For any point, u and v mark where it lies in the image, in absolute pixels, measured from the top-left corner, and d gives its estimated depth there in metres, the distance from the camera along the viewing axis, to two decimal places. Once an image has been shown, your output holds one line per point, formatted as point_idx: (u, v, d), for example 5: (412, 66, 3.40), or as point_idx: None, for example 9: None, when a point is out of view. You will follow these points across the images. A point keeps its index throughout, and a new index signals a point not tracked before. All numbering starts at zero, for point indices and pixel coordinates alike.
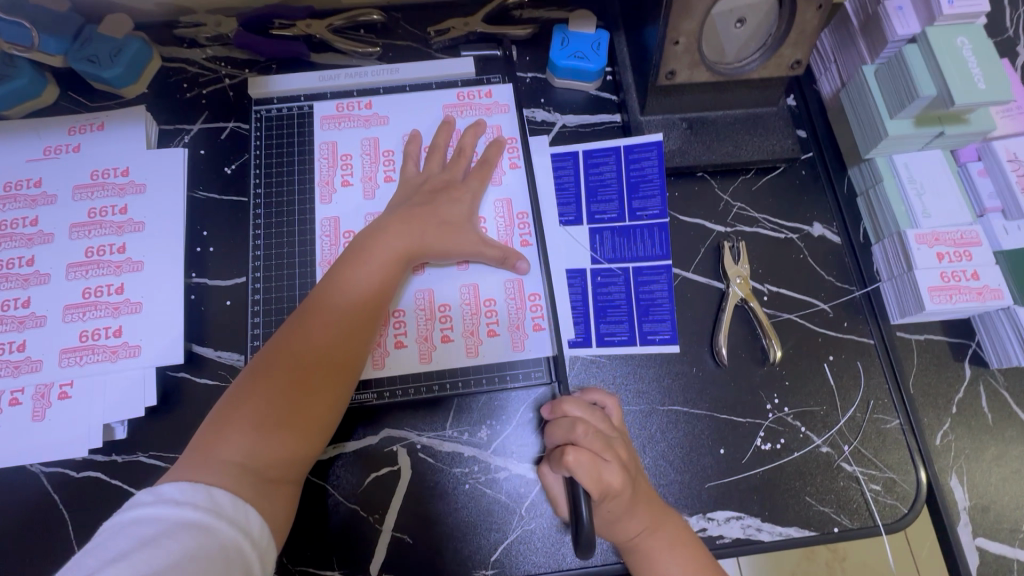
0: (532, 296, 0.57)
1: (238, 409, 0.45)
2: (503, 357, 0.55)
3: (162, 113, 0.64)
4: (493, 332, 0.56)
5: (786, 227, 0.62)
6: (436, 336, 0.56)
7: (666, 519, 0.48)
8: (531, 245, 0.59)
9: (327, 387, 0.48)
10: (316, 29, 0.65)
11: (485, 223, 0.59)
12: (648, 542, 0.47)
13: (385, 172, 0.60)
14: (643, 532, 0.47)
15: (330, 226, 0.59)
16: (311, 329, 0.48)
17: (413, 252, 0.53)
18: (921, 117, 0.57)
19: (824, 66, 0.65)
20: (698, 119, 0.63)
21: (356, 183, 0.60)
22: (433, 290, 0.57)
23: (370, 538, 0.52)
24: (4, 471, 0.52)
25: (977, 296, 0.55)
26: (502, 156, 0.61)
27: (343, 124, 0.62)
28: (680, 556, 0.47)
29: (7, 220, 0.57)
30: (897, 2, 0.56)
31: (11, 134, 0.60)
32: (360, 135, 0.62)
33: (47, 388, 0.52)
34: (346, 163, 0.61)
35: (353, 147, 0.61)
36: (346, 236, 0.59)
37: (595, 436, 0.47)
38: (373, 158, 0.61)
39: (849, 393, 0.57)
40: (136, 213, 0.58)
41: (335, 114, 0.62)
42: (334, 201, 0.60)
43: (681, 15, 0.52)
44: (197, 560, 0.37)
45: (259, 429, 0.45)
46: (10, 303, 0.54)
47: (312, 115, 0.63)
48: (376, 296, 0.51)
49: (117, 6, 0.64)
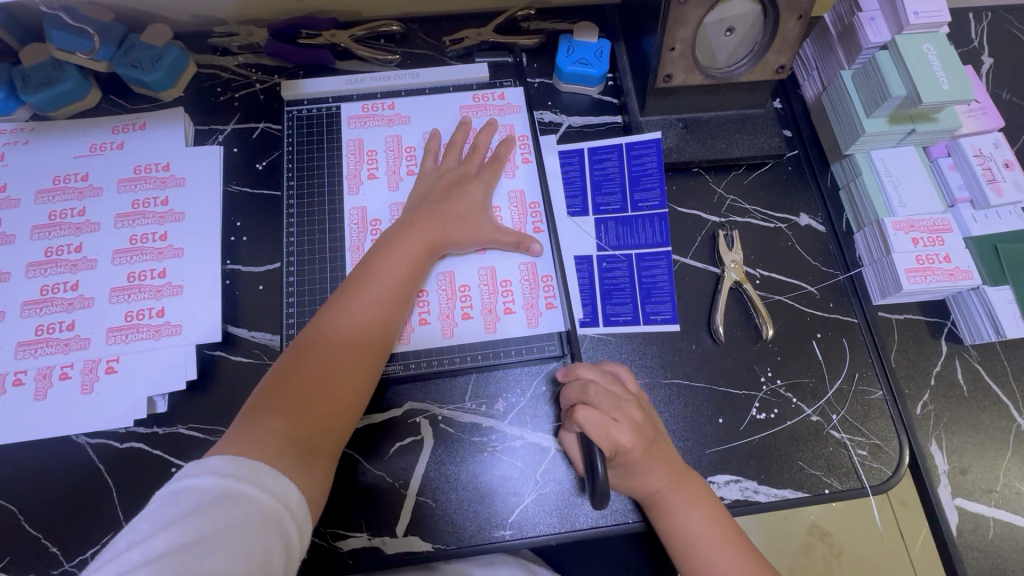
0: (544, 277, 0.62)
1: (283, 382, 0.49)
2: (518, 334, 0.60)
3: (198, 115, 0.69)
4: (510, 310, 0.61)
5: (775, 218, 0.67)
6: (456, 314, 0.60)
7: (683, 476, 0.53)
8: (542, 231, 0.64)
9: (363, 366, 0.52)
10: (341, 38, 0.70)
11: (500, 212, 0.64)
12: (669, 495, 0.52)
13: (407, 166, 0.66)
14: (663, 486, 0.52)
15: (357, 216, 0.64)
16: (347, 314, 0.53)
17: (439, 244, 0.58)
18: (894, 116, 0.63)
19: (807, 72, 0.72)
20: (694, 119, 0.68)
21: (380, 176, 0.65)
22: (453, 273, 0.62)
23: (396, 502, 0.56)
24: (52, 442, 0.55)
25: (950, 276, 0.60)
26: (514, 152, 0.67)
27: (368, 123, 0.67)
28: (698, 510, 0.52)
29: (56, 211, 0.61)
30: (869, 14, 0.62)
31: (59, 132, 0.65)
32: (384, 133, 0.67)
33: (95, 363, 0.56)
34: (372, 158, 0.66)
35: (377, 144, 0.67)
36: (373, 224, 0.63)
37: (606, 396, 0.52)
38: (397, 154, 0.66)
39: (836, 367, 0.61)
40: (176, 204, 0.63)
41: (361, 114, 0.68)
42: (360, 192, 0.65)
43: (677, 24, 0.58)
44: (241, 535, 0.38)
45: (303, 403, 0.48)
46: (60, 286, 0.58)
47: (339, 115, 0.68)
48: (406, 283, 0.56)
49: (158, 17, 0.70)
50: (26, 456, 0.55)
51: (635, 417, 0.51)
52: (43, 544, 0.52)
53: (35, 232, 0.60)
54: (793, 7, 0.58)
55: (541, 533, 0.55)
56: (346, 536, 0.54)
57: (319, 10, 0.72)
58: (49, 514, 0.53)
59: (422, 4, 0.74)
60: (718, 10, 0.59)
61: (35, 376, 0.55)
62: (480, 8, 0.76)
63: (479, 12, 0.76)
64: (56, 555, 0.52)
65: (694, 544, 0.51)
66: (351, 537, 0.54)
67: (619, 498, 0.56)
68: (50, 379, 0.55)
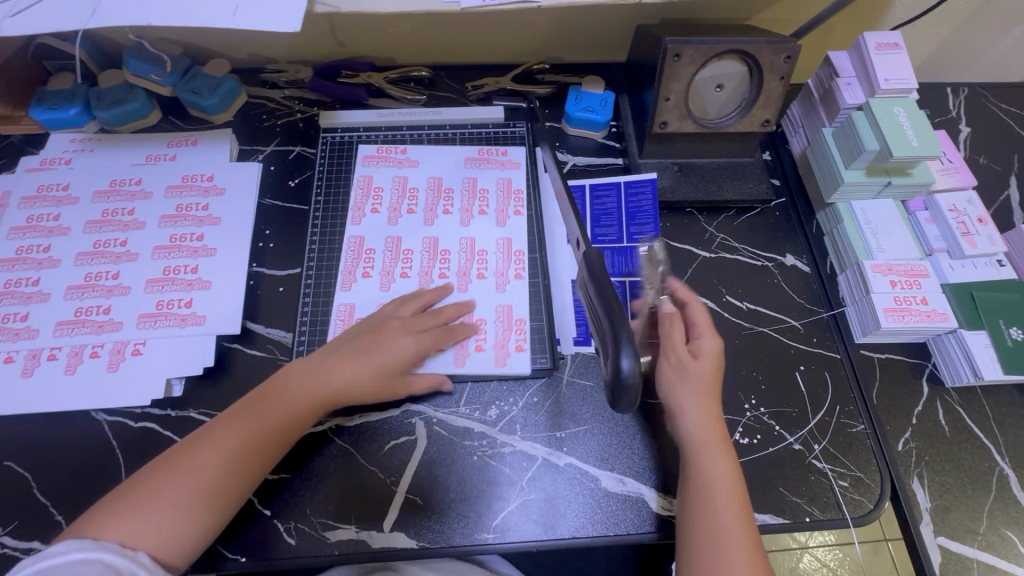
0: (519, 321, 0.65)
1: (160, 475, 0.50)
2: (483, 369, 0.62)
3: (244, 136, 0.78)
4: (480, 348, 0.63)
5: (763, 256, 0.72)
6: (467, 343, 0.63)
7: (721, 445, 0.54)
8: (523, 278, 0.67)
9: (206, 511, 0.50)
10: (375, 79, 0.80)
11: (486, 256, 0.69)
12: (700, 448, 0.54)
13: (408, 205, 0.72)
14: (701, 432, 0.54)
15: (354, 243, 0.69)
16: (217, 454, 0.51)
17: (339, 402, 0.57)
18: (871, 169, 0.69)
19: (794, 129, 0.79)
20: (688, 163, 0.75)
21: (383, 212, 0.71)
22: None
23: (387, 497, 0.58)
24: (74, 415, 0.59)
25: (926, 317, 0.63)
26: (508, 203, 0.72)
27: (380, 163, 0.74)
28: (727, 473, 0.53)
29: (109, 210, 0.69)
30: (846, 79, 0.69)
31: (121, 144, 0.74)
32: (392, 172, 0.74)
33: (123, 344, 0.61)
34: (377, 195, 0.72)
35: (385, 182, 0.73)
36: (368, 253, 0.68)
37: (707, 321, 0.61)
38: (401, 193, 0.72)
39: (818, 398, 0.64)
40: (215, 210, 0.70)
41: (375, 154, 0.75)
42: (362, 223, 0.70)
43: (671, 79, 0.66)
44: None
45: (152, 512, 0.48)
46: (102, 275, 0.64)
47: (357, 151, 0.75)
48: (289, 431, 0.55)
49: (221, 54, 0.81)
50: (47, 427, 0.59)
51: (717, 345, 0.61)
52: (49, 512, 0.55)
53: (87, 227, 0.67)
54: (775, 69, 0.66)
55: (524, 538, 0.56)
56: (335, 527, 0.56)
57: (360, 55, 0.82)
58: (60, 484, 0.57)
59: (449, 55, 0.84)
60: (709, 69, 0.67)
61: (68, 353, 0.60)
62: (501, 62, 0.85)
63: (500, 64, 0.86)
64: (59, 523, 0.55)
65: (711, 497, 0.51)
66: (339, 528, 0.56)
67: (603, 509, 0.57)
68: (81, 356, 0.60)
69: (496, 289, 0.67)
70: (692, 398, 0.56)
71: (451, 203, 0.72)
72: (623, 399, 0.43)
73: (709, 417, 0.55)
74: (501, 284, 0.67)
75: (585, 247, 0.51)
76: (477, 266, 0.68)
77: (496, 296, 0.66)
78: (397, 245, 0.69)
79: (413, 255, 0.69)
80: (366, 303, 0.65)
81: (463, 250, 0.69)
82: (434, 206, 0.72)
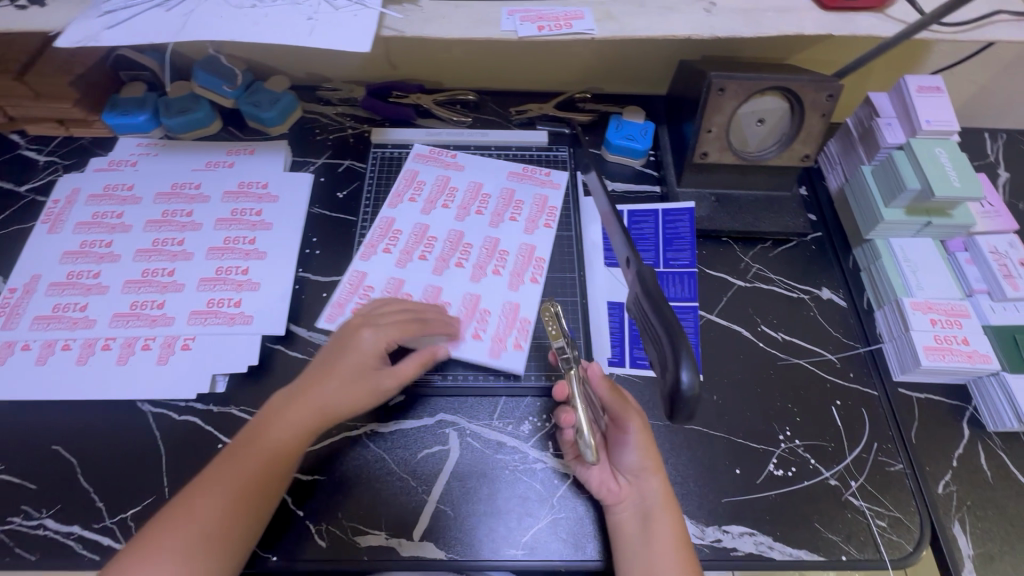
0: (523, 320, 0.66)
1: (161, 534, 0.48)
2: (475, 355, 0.63)
3: (298, 149, 0.81)
4: (478, 334, 0.65)
5: (799, 288, 0.73)
6: (468, 330, 0.65)
7: (673, 506, 0.55)
8: (538, 283, 0.69)
9: (219, 559, 0.48)
10: (424, 100, 0.83)
11: (506, 256, 0.70)
12: (660, 512, 0.54)
13: (444, 202, 0.74)
14: (656, 496, 0.55)
15: (384, 223, 0.72)
16: (211, 496, 0.50)
17: (325, 425, 0.55)
18: (911, 208, 0.69)
19: (831, 166, 0.81)
20: (726, 195, 0.77)
21: (419, 202, 0.74)
22: (401, 281, 0.68)
23: (418, 507, 0.58)
24: (122, 405, 0.61)
25: (968, 358, 0.63)
26: (539, 217, 0.74)
27: (428, 161, 0.78)
28: (672, 535, 0.53)
29: (169, 210, 0.72)
30: (886, 119, 0.71)
31: (183, 151, 0.78)
32: (437, 171, 0.77)
33: (174, 339, 0.63)
34: (419, 186, 0.75)
35: (428, 177, 0.76)
36: (395, 233, 0.71)
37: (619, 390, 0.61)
38: (440, 190, 0.75)
39: (855, 434, 0.63)
40: (267, 216, 0.73)
41: (426, 153, 0.79)
42: (397, 208, 0.73)
43: (714, 112, 0.68)
44: None
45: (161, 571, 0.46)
46: (159, 271, 0.67)
47: (408, 154, 0.79)
48: (284, 468, 0.53)
49: (281, 72, 0.85)
50: (95, 416, 0.61)
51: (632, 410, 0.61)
52: (91, 499, 0.57)
53: (148, 225, 0.71)
54: (817, 106, 0.67)
55: (552, 557, 0.56)
56: (364, 532, 0.57)
57: (411, 78, 0.86)
58: (103, 471, 0.58)
59: (495, 81, 0.87)
60: (751, 103, 0.68)
61: (122, 344, 0.63)
62: (544, 89, 0.89)
63: (543, 91, 0.89)
64: (100, 510, 0.56)
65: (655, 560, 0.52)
66: (369, 534, 0.56)
67: None
68: (134, 348, 0.63)
69: (509, 287, 0.68)
70: (651, 461, 0.56)
71: (484, 206, 0.74)
72: (683, 410, 0.44)
73: (657, 478, 0.56)
74: (515, 284, 0.68)
75: (636, 263, 0.52)
76: (495, 263, 0.70)
77: (507, 293, 0.68)
78: (423, 232, 0.72)
79: (435, 244, 0.71)
80: (376, 273, 0.68)
81: (485, 248, 0.71)
82: (467, 206, 0.74)
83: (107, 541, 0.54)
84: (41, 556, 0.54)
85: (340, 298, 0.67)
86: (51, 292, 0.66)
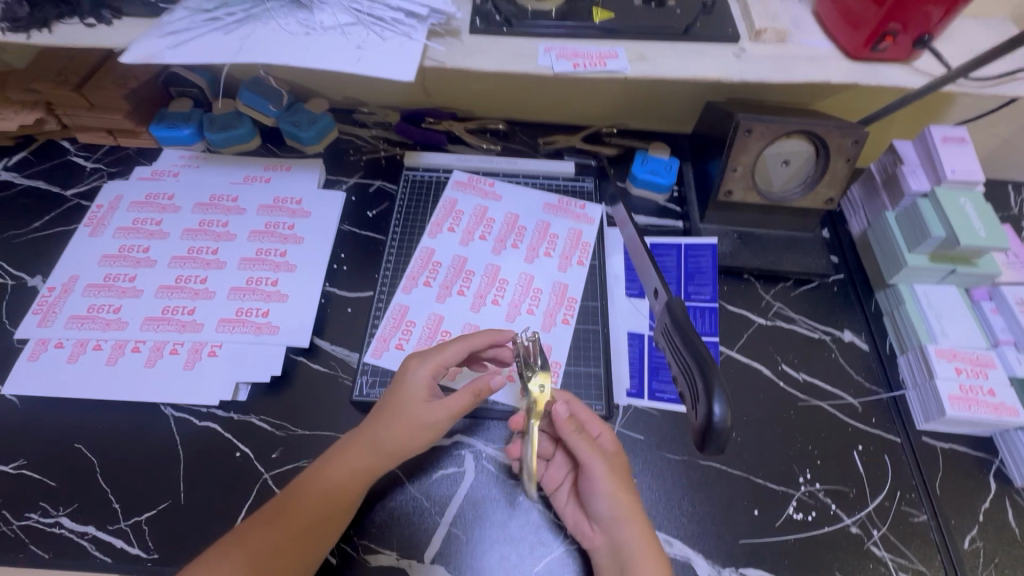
0: (555, 364, 0.66)
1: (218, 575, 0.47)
2: (511, 400, 0.64)
3: (332, 167, 0.84)
4: (513, 378, 0.65)
5: (820, 329, 0.73)
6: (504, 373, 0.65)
7: (654, 557, 0.51)
8: (570, 324, 0.69)
9: None
10: (455, 127, 0.86)
11: (540, 295, 0.71)
12: (634, 563, 0.50)
13: (482, 232, 0.76)
14: (632, 545, 0.51)
15: (424, 254, 0.73)
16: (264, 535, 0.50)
17: (381, 468, 0.54)
18: (935, 255, 0.70)
19: (854, 210, 0.81)
20: (748, 233, 0.77)
21: (457, 232, 0.76)
22: (441, 317, 0.68)
23: (431, 529, 0.57)
24: (145, 408, 0.62)
25: (994, 410, 0.61)
26: (573, 253, 0.75)
27: (467, 190, 0.80)
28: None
29: (206, 220, 0.75)
30: (912, 167, 0.72)
31: (223, 165, 0.81)
32: (476, 202, 0.79)
33: (201, 345, 0.65)
34: (457, 216, 0.77)
35: (467, 207, 0.78)
36: (434, 265, 0.73)
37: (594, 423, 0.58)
38: (478, 220, 0.77)
39: (878, 481, 0.62)
40: (299, 230, 0.75)
41: (465, 182, 0.81)
42: (437, 238, 0.75)
43: (740, 151, 0.70)
44: None
45: None
46: (192, 278, 0.69)
47: (448, 181, 0.81)
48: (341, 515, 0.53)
49: (320, 94, 0.89)
50: (116, 417, 0.62)
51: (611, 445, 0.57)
52: (108, 500, 0.57)
53: (185, 233, 0.73)
54: (842, 151, 0.69)
55: None
56: (375, 552, 0.56)
57: (444, 106, 0.90)
58: (121, 473, 0.59)
59: (525, 112, 0.90)
60: (778, 145, 0.70)
61: (151, 347, 0.64)
62: (572, 123, 0.92)
63: (571, 125, 0.92)
64: (115, 511, 0.56)
65: None
66: (379, 554, 0.56)
67: None
68: (162, 351, 0.64)
69: (542, 327, 0.69)
70: (622, 508, 0.52)
71: (520, 239, 0.76)
72: (714, 442, 0.45)
73: (632, 527, 0.52)
74: (548, 324, 0.69)
75: (665, 294, 0.54)
76: (529, 302, 0.71)
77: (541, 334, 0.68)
78: (462, 265, 0.73)
79: (473, 278, 0.72)
80: (418, 307, 0.69)
81: (520, 284, 0.72)
82: (504, 238, 0.76)
83: (120, 543, 0.55)
84: (54, 554, 0.54)
85: (382, 332, 0.67)
86: (87, 293, 0.68)
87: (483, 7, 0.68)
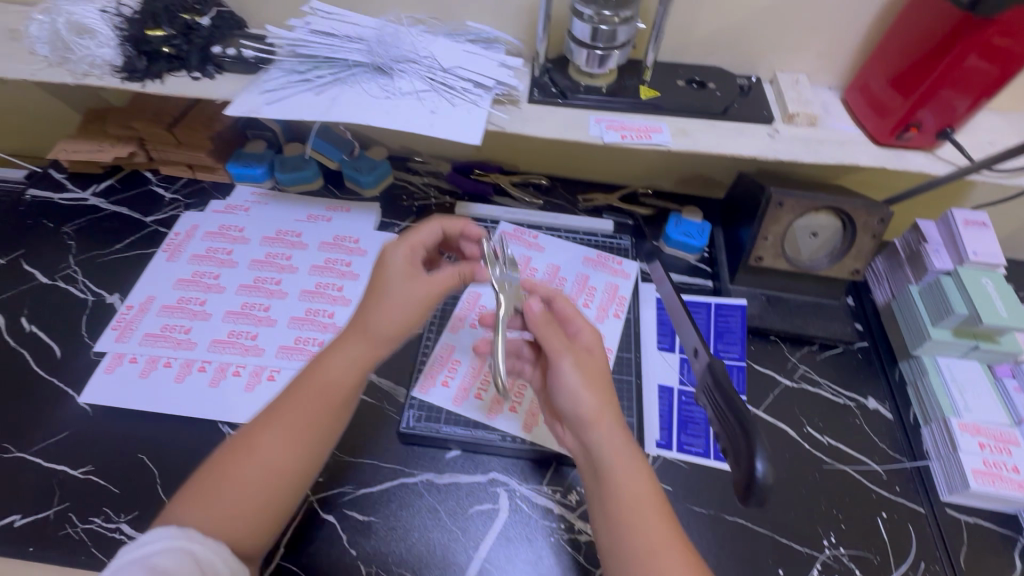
0: None
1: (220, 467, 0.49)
2: (548, 445, 0.66)
3: (387, 210, 0.91)
4: None
5: (845, 394, 0.75)
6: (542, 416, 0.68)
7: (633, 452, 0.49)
8: None
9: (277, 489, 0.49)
10: (501, 180, 0.94)
11: None
12: (612, 457, 0.49)
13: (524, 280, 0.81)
14: (611, 442, 0.49)
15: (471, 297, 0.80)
16: (263, 430, 0.51)
17: (369, 353, 0.55)
18: (958, 330, 0.73)
19: (877, 280, 0.85)
20: (776, 296, 0.81)
21: None
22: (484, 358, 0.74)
23: (464, 563, 0.60)
24: (203, 425, 0.66)
25: (1020, 487, 0.62)
26: (610, 305, 0.80)
27: (512, 240, 0.86)
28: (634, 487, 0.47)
29: (272, 253, 0.81)
30: (935, 245, 0.76)
31: (289, 203, 0.88)
32: (520, 252, 0.85)
33: (261, 369, 0.70)
34: None
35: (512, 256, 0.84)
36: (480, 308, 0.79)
37: (567, 313, 0.59)
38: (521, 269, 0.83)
39: (902, 550, 0.63)
40: (355, 267, 0.81)
41: (512, 233, 0.87)
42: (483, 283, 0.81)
43: (771, 222, 0.75)
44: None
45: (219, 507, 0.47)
46: (257, 306, 0.75)
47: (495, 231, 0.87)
48: (332, 408, 0.53)
49: (380, 143, 0.97)
50: (177, 432, 0.66)
51: (589, 339, 0.57)
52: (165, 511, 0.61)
53: (253, 264, 0.80)
54: (868, 227, 0.73)
55: None
56: None
57: (492, 160, 0.97)
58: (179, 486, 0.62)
59: (567, 170, 0.97)
60: (807, 218, 0.75)
61: (215, 368, 0.69)
62: (610, 182, 0.98)
63: (609, 183, 0.98)
64: None
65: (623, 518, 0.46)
66: None
67: None
68: (225, 372, 0.69)
69: None
70: (590, 403, 0.51)
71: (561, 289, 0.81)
72: (755, 498, 0.47)
73: (611, 425, 0.50)
74: None
75: (706, 356, 0.57)
76: None
77: None
78: None
79: None
80: (464, 346, 0.75)
81: None
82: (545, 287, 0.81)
83: None
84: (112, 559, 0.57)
85: (430, 368, 0.72)
86: (162, 313, 0.74)
87: (541, 80, 0.75)
